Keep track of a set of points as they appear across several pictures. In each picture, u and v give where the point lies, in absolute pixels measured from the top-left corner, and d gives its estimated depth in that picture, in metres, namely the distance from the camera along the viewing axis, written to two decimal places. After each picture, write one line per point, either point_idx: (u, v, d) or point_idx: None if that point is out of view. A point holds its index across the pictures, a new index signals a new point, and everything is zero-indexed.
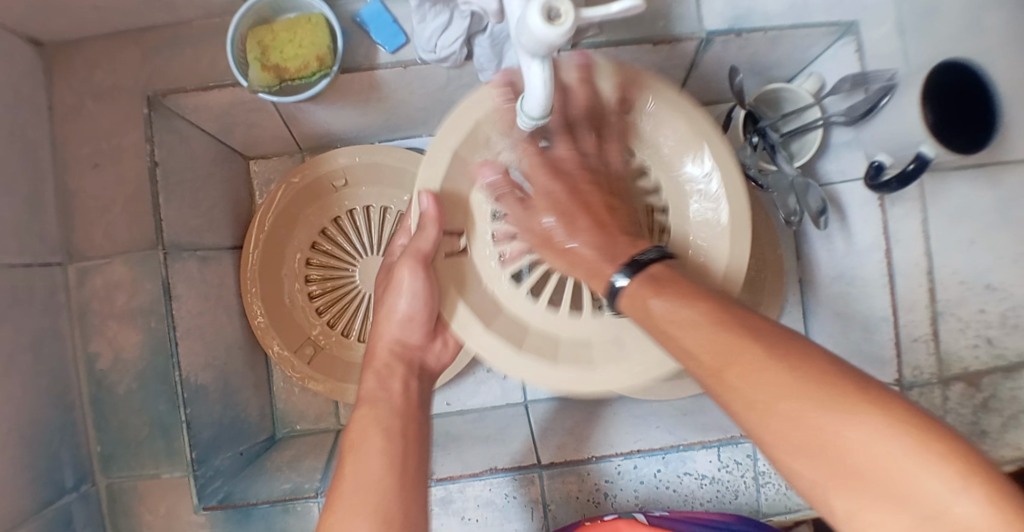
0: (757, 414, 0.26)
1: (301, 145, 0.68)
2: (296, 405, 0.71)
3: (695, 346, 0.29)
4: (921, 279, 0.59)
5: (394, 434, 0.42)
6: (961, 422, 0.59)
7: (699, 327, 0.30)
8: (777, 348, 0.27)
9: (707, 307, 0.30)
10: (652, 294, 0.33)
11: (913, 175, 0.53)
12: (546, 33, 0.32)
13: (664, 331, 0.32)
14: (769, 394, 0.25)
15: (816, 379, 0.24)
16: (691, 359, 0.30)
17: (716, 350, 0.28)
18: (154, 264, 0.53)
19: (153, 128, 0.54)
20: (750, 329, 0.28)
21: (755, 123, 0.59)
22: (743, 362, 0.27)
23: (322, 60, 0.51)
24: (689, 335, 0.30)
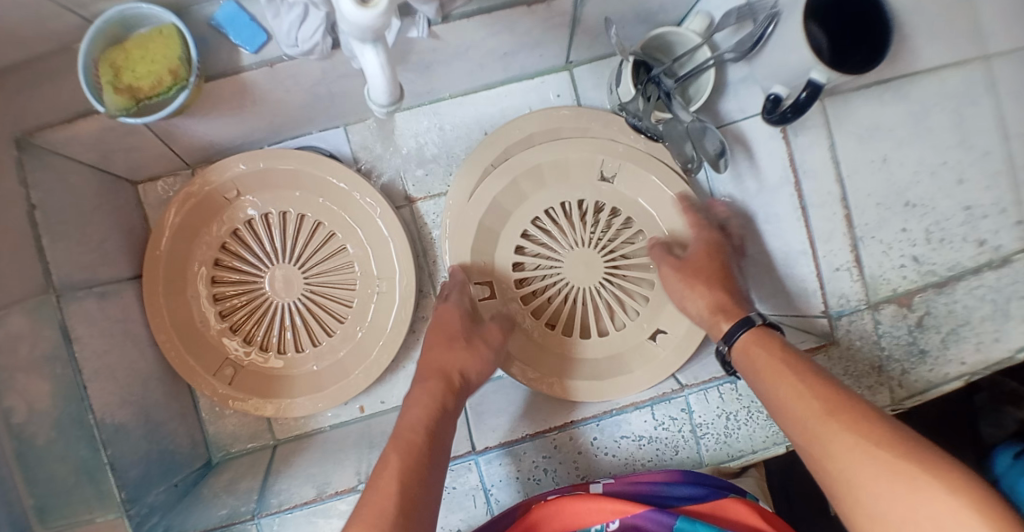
0: (826, 457, 0.36)
1: (188, 159, 0.65)
2: (227, 429, 0.70)
3: (791, 402, 0.42)
4: (836, 205, 0.59)
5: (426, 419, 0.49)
6: (897, 343, 0.58)
7: (797, 386, 0.42)
8: (854, 414, 0.37)
9: (815, 379, 0.42)
10: (766, 352, 0.47)
11: (806, 104, 0.52)
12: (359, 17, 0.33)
13: (761, 381, 0.45)
14: (847, 448, 0.35)
15: (889, 436, 0.35)
16: (784, 407, 0.42)
17: (805, 404, 0.40)
18: (48, 310, 0.52)
19: (25, 170, 0.52)
20: (846, 397, 0.39)
21: (648, 73, 0.56)
22: (829, 416, 0.38)
23: (175, 73, 0.49)
24: (784, 387, 0.43)
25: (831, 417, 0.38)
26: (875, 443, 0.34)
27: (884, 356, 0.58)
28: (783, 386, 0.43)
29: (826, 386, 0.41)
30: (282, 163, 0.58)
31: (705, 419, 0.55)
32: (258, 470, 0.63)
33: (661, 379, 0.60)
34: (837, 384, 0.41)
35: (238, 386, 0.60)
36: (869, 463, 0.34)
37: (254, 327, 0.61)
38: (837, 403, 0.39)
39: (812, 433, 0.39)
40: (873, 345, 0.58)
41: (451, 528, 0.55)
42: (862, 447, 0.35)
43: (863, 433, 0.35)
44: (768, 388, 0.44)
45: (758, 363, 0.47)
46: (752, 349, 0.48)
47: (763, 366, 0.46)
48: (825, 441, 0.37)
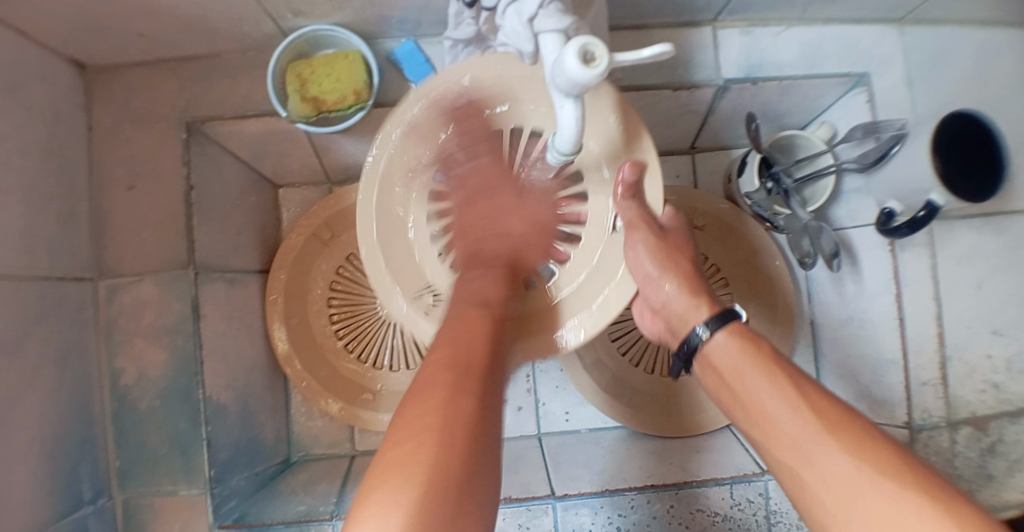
0: (812, 487, 0.35)
1: (329, 175, 0.70)
2: (312, 431, 0.72)
3: (778, 418, 0.39)
4: (929, 321, 0.61)
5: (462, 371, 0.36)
6: (967, 465, 0.58)
7: (786, 393, 0.39)
8: (851, 436, 0.35)
9: (795, 387, 0.39)
10: (737, 350, 0.43)
11: (923, 222, 0.55)
12: (581, 75, 0.34)
13: (737, 386, 0.42)
14: (846, 481, 0.33)
15: (886, 466, 0.32)
16: (768, 425, 0.39)
17: (799, 424, 0.37)
18: (184, 284, 0.55)
19: (189, 152, 0.56)
20: (839, 416, 0.36)
21: (768, 170, 0.61)
22: (815, 440, 0.36)
23: (358, 94, 0.53)
24: (770, 397, 0.40)
25: (830, 440, 0.35)
26: (870, 474, 0.32)
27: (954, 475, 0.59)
28: (768, 401, 0.40)
29: (806, 406, 0.38)
30: (531, 93, 0.49)
31: (779, 508, 0.56)
32: (334, 476, 0.65)
33: (733, 455, 0.59)
34: (818, 401, 0.38)
35: (328, 389, 0.61)
36: (863, 493, 0.32)
37: (357, 338, 0.64)
38: (827, 424, 0.36)
39: (804, 459, 0.36)
40: (946, 463, 0.59)
41: None
42: (855, 473, 0.33)
43: (858, 462, 0.33)
44: (749, 405, 0.41)
45: (725, 370, 0.43)
46: (718, 353, 0.44)
47: (739, 369, 0.42)
48: (811, 467, 0.35)
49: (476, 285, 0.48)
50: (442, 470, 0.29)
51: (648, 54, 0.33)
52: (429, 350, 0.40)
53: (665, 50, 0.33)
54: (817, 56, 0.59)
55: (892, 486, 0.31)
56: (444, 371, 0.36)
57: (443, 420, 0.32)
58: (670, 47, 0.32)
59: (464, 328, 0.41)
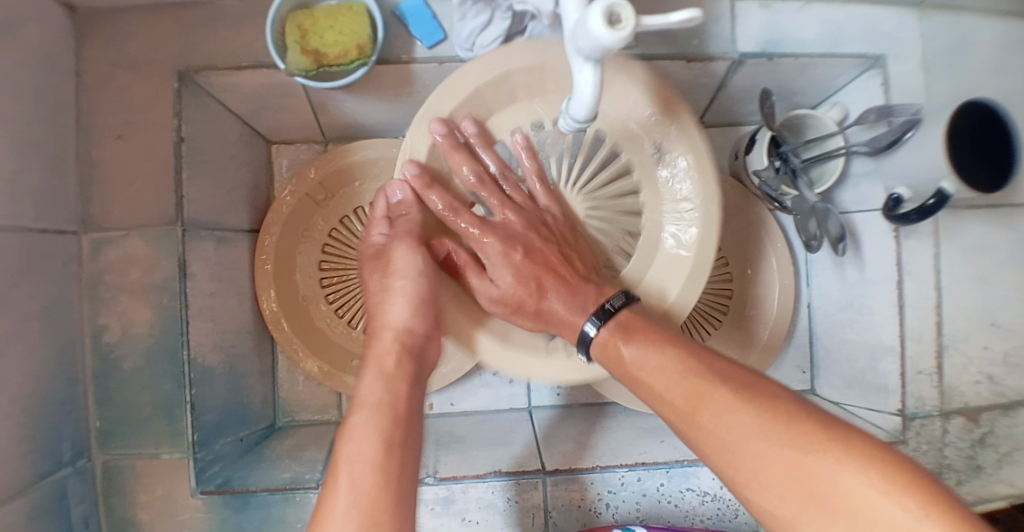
0: (722, 459, 0.34)
1: (326, 133, 0.68)
2: (300, 396, 0.70)
3: (673, 389, 0.38)
4: (929, 310, 0.59)
5: (394, 380, 0.44)
6: (958, 455, 0.59)
7: (667, 370, 0.39)
8: (729, 394, 0.35)
9: (671, 352, 0.40)
10: (623, 342, 0.43)
11: (932, 210, 0.54)
12: (607, 38, 0.32)
13: (635, 374, 0.41)
14: (745, 445, 0.32)
15: (782, 419, 0.32)
16: (665, 402, 0.38)
17: (688, 393, 0.37)
18: (173, 241, 0.53)
19: (182, 103, 0.54)
20: (708, 372, 0.37)
21: (778, 148, 0.59)
22: (711, 407, 0.35)
23: (361, 49, 0.51)
24: (657, 376, 0.39)
25: (727, 399, 0.34)
26: (770, 431, 0.32)
27: (945, 464, 0.60)
28: (659, 372, 0.39)
29: (683, 379, 0.38)
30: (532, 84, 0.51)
31: None
32: (323, 442, 0.64)
33: None
34: (695, 367, 0.38)
35: (315, 352, 0.60)
36: (759, 453, 0.31)
37: (348, 303, 0.62)
38: (711, 385, 0.36)
39: (703, 428, 0.35)
40: (937, 452, 0.60)
41: None
42: (749, 432, 0.32)
43: (762, 423, 0.32)
44: (642, 390, 0.40)
45: (618, 361, 0.42)
46: (610, 345, 0.43)
47: (639, 354, 0.41)
48: (712, 433, 0.34)
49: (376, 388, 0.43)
50: (398, 498, 0.37)
51: (677, 18, 0.31)
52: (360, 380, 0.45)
53: (696, 16, 0.31)
54: (837, 34, 0.58)
55: (799, 439, 0.31)
56: (403, 390, 0.44)
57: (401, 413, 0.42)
58: (700, 14, 0.30)
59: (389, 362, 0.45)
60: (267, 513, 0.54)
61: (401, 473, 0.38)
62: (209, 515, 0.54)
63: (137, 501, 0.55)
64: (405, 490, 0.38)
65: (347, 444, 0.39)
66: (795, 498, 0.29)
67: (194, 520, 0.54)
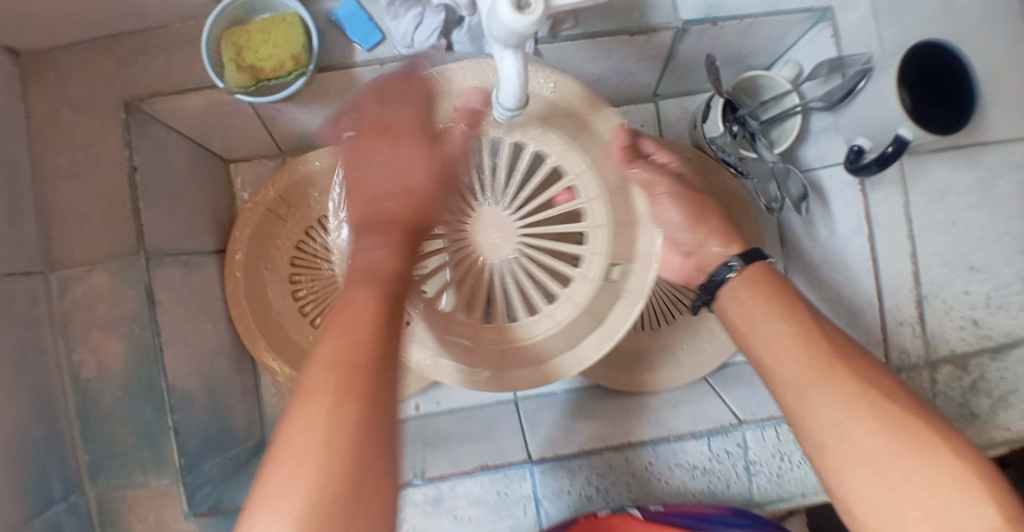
0: (801, 411, 0.37)
1: (281, 147, 0.68)
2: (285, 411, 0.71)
3: (783, 366, 0.39)
4: (904, 259, 0.59)
5: (350, 392, 0.31)
6: (949, 403, 0.58)
7: (786, 334, 0.40)
8: (850, 371, 0.37)
9: (799, 324, 0.41)
10: (748, 289, 0.44)
11: (891, 158, 0.53)
12: (518, 24, 0.31)
13: (748, 336, 0.43)
14: (846, 424, 0.34)
15: (897, 409, 0.34)
16: (768, 353, 0.40)
17: (797, 352, 0.39)
18: (136, 270, 0.53)
19: (131, 133, 0.54)
20: (838, 349, 0.38)
21: (733, 112, 0.59)
22: (819, 384, 0.37)
23: (297, 59, 0.51)
24: (770, 328, 0.41)
25: (831, 372, 0.37)
26: (871, 413, 0.34)
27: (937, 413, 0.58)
28: (773, 345, 0.40)
29: (810, 341, 0.39)
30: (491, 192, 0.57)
31: (757, 458, 0.55)
32: None
33: (712, 407, 0.59)
34: (825, 339, 0.39)
35: (293, 365, 0.60)
36: (852, 419, 0.34)
37: (322, 313, 0.62)
38: (823, 366, 0.37)
39: (802, 401, 0.37)
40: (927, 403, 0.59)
41: None
42: (839, 400, 0.35)
43: (866, 403, 0.34)
44: (749, 339, 0.42)
45: (734, 312, 0.44)
46: (736, 290, 0.45)
47: (747, 305, 0.43)
48: (810, 403, 0.36)
49: (374, 251, 0.40)
50: (359, 468, 0.29)
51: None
52: (317, 341, 0.34)
53: None
54: None
55: (905, 427, 0.33)
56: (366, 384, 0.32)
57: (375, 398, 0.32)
58: None
59: (360, 316, 0.35)
60: None
61: (380, 486, 0.30)
62: None
63: None
64: (375, 487, 0.29)
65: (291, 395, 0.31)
66: (867, 471, 0.32)
67: None
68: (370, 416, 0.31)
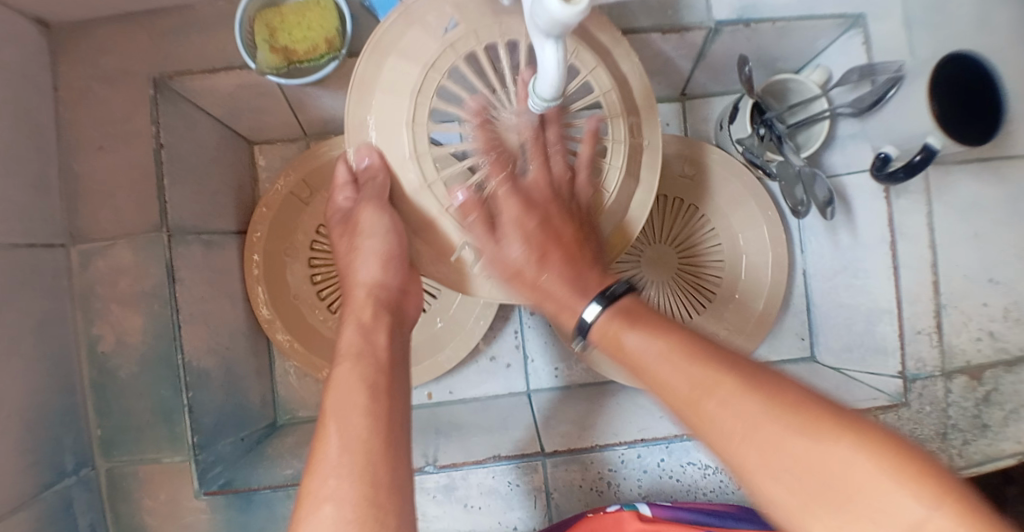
0: (735, 440, 0.28)
1: (307, 131, 0.67)
2: (298, 394, 0.71)
3: (655, 371, 0.33)
4: (924, 270, 0.59)
5: (378, 391, 0.41)
6: (964, 415, 0.59)
7: (670, 356, 0.33)
8: (731, 377, 0.30)
9: (676, 338, 0.34)
10: (625, 328, 0.36)
11: (919, 166, 0.53)
12: (562, 13, 0.31)
13: (633, 360, 0.35)
14: (746, 426, 0.28)
15: (798, 416, 0.27)
16: (648, 374, 0.34)
17: (672, 366, 0.32)
18: (159, 247, 0.53)
19: (159, 109, 0.54)
20: (720, 359, 0.31)
21: (761, 115, 0.58)
22: (706, 391, 0.30)
23: (331, 42, 0.51)
24: (655, 357, 0.33)
25: (720, 380, 0.30)
26: (782, 419, 0.27)
27: (949, 425, 0.59)
28: (655, 363, 0.33)
29: (693, 358, 0.32)
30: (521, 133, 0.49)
31: None
32: None
33: None
34: (706, 349, 0.32)
35: (309, 348, 0.60)
36: (751, 418, 0.28)
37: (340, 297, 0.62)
38: (699, 366, 0.31)
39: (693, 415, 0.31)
40: (941, 413, 0.59)
41: (507, 525, 0.55)
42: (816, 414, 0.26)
43: (757, 404, 0.28)
44: (642, 376, 0.34)
45: (623, 343, 0.36)
46: (617, 324, 0.37)
47: (634, 326, 0.36)
48: (711, 418, 0.29)
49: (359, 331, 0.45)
50: (397, 470, 0.38)
51: None
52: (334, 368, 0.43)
53: None
54: None
55: (781, 414, 0.27)
56: (384, 383, 0.42)
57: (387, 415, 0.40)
58: None
59: (361, 369, 0.42)
60: (272, 511, 0.55)
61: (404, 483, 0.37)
62: (213, 516, 0.54)
63: (142, 507, 0.55)
64: (403, 484, 0.37)
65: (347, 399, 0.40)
66: (800, 485, 0.25)
67: (198, 522, 0.54)
68: (378, 434, 0.38)
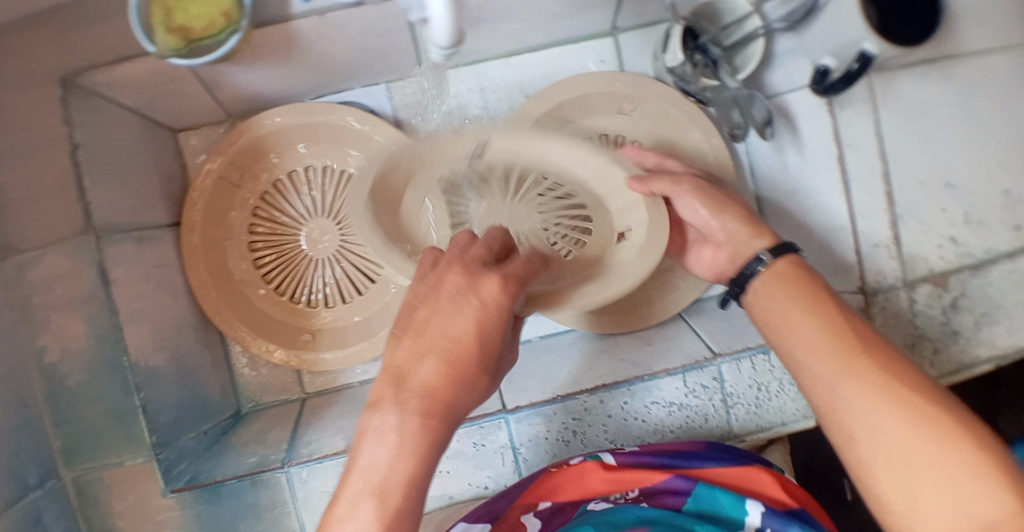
0: (825, 401, 0.34)
1: (229, 111, 0.66)
2: (263, 381, 0.70)
3: (804, 348, 0.37)
4: (876, 181, 0.58)
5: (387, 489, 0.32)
6: (932, 323, 0.57)
7: (825, 328, 0.37)
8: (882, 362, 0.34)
9: (828, 323, 0.37)
10: (790, 295, 0.39)
11: (857, 75, 0.52)
12: None
13: (763, 314, 0.41)
14: (857, 397, 0.33)
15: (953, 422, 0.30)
16: (794, 344, 0.38)
17: (828, 346, 0.36)
18: (88, 249, 0.52)
19: (71, 109, 0.52)
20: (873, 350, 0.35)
21: (695, 40, 0.56)
22: (849, 370, 0.34)
23: (227, 15, 0.48)
24: (801, 327, 0.37)
25: (858, 361, 0.34)
26: (901, 410, 0.31)
27: (918, 335, 0.57)
28: (803, 337, 0.37)
29: (838, 336, 0.36)
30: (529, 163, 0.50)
31: (736, 390, 0.54)
32: (288, 421, 0.63)
33: (688, 343, 0.58)
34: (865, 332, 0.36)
35: (261, 333, 0.60)
36: (878, 406, 0.32)
37: (286, 278, 0.62)
38: (852, 354, 0.34)
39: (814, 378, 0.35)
40: (908, 324, 0.57)
41: (478, 485, 0.55)
42: (901, 404, 0.31)
43: (882, 389, 0.32)
44: (787, 337, 0.38)
45: (773, 303, 0.40)
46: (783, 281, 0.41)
47: (779, 298, 0.40)
48: (829, 388, 0.34)
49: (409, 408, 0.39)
50: None
51: None
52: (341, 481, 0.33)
53: None
54: None
55: (927, 416, 0.31)
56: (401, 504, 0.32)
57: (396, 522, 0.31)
58: None
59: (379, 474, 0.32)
60: (242, 500, 0.54)
61: None
62: (184, 512, 0.54)
63: (113, 510, 0.54)
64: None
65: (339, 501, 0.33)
66: (888, 456, 0.31)
67: (171, 520, 0.54)
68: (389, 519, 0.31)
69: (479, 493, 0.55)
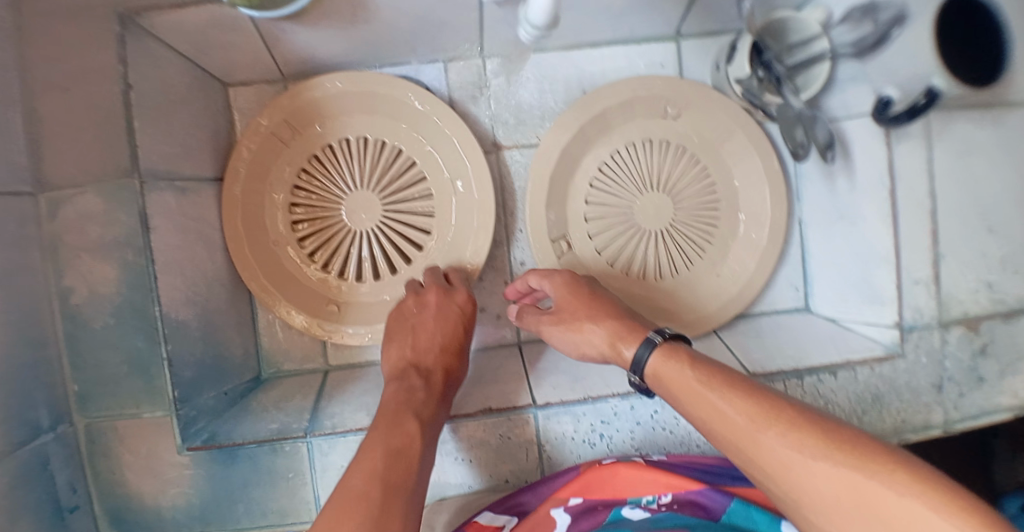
0: (766, 466, 0.36)
1: (282, 70, 0.65)
2: (283, 346, 0.69)
3: (719, 421, 0.39)
4: (923, 221, 0.56)
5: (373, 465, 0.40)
6: (959, 366, 0.58)
7: (736, 393, 0.39)
8: (798, 419, 0.36)
9: (743, 386, 0.40)
10: (688, 365, 0.43)
11: (923, 109, 0.52)
12: None
13: (675, 393, 0.43)
14: (787, 460, 0.35)
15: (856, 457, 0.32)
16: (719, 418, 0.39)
17: (746, 408, 0.38)
18: (130, 193, 0.50)
19: (127, 48, 0.50)
20: (779, 403, 0.38)
21: (760, 57, 0.63)
22: (761, 429, 0.36)
23: None
24: (725, 400, 0.39)
25: (770, 423, 0.36)
26: (818, 457, 0.33)
27: (945, 376, 0.58)
28: (720, 409, 0.39)
29: (749, 400, 0.38)
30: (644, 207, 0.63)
31: None
32: (309, 391, 0.63)
33: None
34: (758, 391, 0.39)
35: (290, 297, 0.60)
36: (811, 464, 0.34)
37: (322, 246, 0.61)
38: (766, 414, 0.37)
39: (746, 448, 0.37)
40: (936, 364, 0.58)
41: (500, 478, 0.54)
42: (820, 452, 0.33)
43: (800, 443, 0.35)
44: (701, 408, 0.41)
45: (673, 380, 0.43)
46: (669, 360, 0.44)
47: (681, 375, 0.43)
48: (762, 450, 0.36)
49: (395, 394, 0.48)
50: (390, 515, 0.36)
51: None
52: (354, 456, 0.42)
53: None
54: None
55: (843, 462, 0.33)
56: (382, 473, 0.39)
57: (383, 490, 0.38)
58: None
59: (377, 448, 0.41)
60: (257, 464, 0.53)
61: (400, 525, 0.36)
62: (196, 471, 0.53)
63: (122, 461, 0.53)
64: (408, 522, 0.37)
65: (330, 504, 0.37)
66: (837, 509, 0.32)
67: (182, 478, 0.53)
68: (375, 487, 0.38)
69: (496, 484, 0.55)
